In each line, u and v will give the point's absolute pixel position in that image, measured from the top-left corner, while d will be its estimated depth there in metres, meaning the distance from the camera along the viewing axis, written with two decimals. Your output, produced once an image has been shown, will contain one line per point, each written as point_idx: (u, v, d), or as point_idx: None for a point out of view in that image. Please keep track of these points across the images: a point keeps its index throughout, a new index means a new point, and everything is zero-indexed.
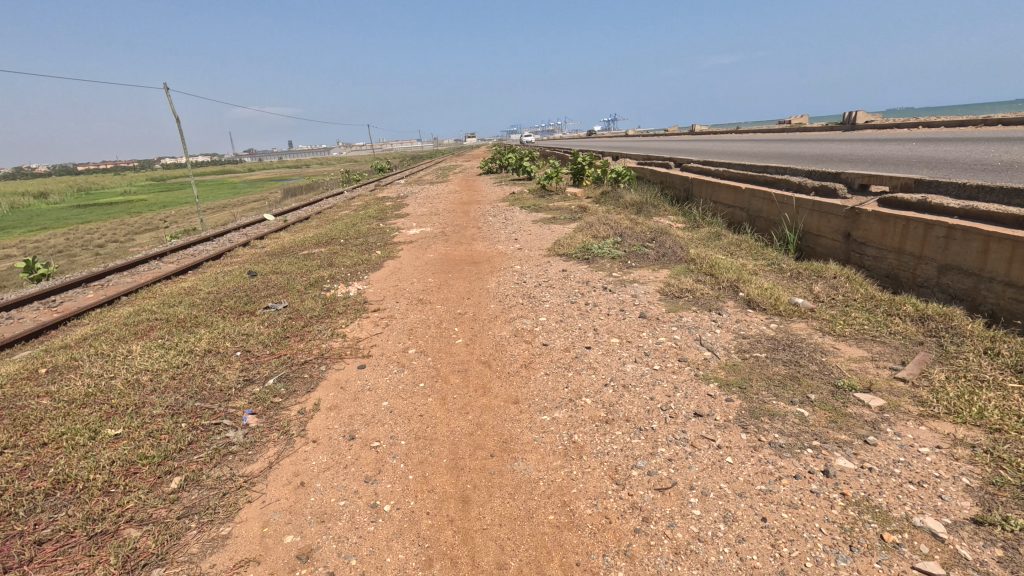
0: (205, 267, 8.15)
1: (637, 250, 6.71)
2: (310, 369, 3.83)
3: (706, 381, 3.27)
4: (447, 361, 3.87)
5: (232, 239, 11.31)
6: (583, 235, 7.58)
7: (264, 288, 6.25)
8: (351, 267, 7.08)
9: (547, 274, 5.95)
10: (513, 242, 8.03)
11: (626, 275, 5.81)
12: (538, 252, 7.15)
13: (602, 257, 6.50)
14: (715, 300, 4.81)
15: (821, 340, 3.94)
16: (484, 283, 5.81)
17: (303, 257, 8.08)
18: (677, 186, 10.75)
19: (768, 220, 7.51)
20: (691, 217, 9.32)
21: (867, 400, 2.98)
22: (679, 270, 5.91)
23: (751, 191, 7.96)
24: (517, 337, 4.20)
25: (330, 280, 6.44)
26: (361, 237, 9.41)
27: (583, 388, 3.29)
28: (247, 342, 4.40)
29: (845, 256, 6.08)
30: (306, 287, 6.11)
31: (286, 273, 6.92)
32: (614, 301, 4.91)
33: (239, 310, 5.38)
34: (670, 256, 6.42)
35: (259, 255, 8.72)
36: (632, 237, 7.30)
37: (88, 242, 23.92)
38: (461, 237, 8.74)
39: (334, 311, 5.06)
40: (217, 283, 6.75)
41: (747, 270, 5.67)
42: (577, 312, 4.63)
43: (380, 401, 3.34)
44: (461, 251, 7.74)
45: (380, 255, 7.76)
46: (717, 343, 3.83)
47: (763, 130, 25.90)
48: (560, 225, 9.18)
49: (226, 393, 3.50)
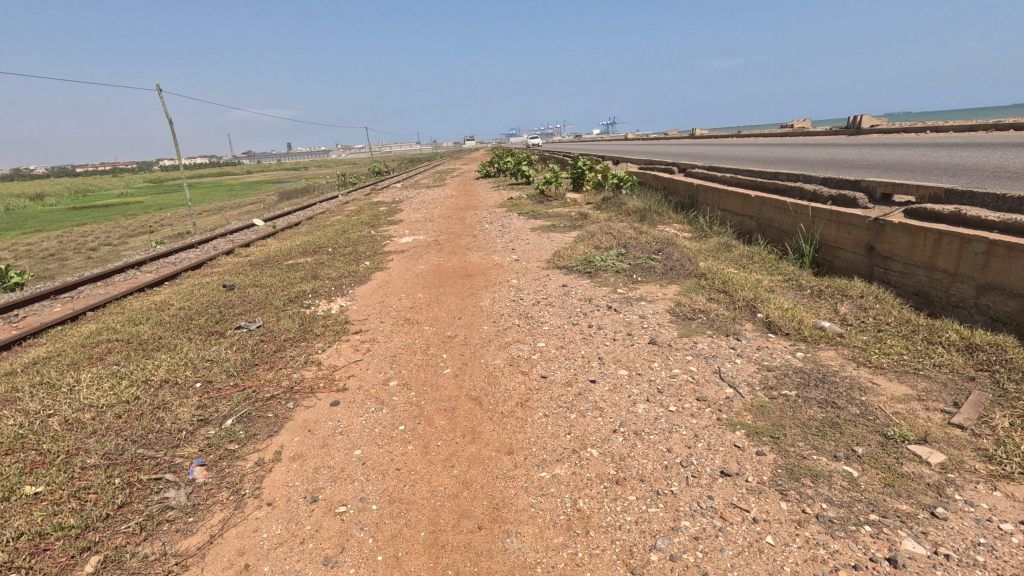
0: (183, 278, 7.68)
1: (643, 262, 6.25)
2: (276, 405, 3.36)
3: (731, 427, 2.81)
4: (431, 397, 3.40)
5: (217, 246, 10.84)
6: (584, 246, 7.13)
7: (240, 303, 5.79)
8: (336, 279, 6.62)
9: (546, 290, 5.49)
10: (510, 252, 7.57)
11: (632, 292, 5.35)
12: (537, 264, 6.69)
13: (605, 270, 6.04)
14: (731, 323, 4.35)
15: (855, 372, 3.48)
16: (478, 300, 5.35)
17: (287, 268, 7.61)
18: (681, 192, 10.31)
19: (781, 230, 7.07)
20: (696, 226, 8.89)
21: (925, 455, 2.51)
22: (689, 286, 5.46)
23: (761, 200, 7.53)
24: (512, 367, 3.73)
25: (313, 295, 5.97)
26: (350, 245, 8.95)
27: (588, 436, 2.82)
28: (210, 371, 3.94)
29: (867, 271, 5.62)
30: (285, 303, 5.64)
31: (267, 287, 6.46)
32: (620, 323, 4.45)
33: (208, 331, 4.91)
34: (679, 270, 5.97)
35: (242, 264, 8.26)
36: (637, 248, 6.85)
37: (77, 245, 23.41)
38: (455, 247, 8.27)
39: (312, 332, 4.60)
40: (191, 297, 6.27)
41: (764, 287, 5.22)
42: (580, 337, 4.17)
43: (351, 450, 2.87)
44: (454, 263, 7.27)
45: (368, 266, 7.28)
46: (739, 377, 3.37)
47: (765, 135, 25.49)
48: (560, 233, 8.72)
49: (175, 438, 3.03)
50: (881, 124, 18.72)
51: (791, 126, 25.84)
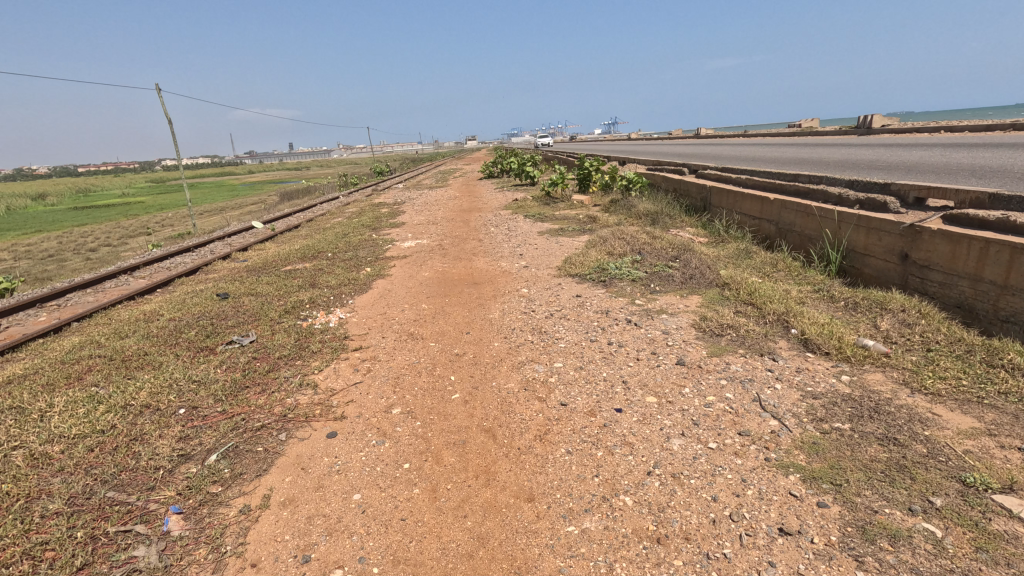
0: (176, 285, 7.34)
1: (661, 271, 5.90)
2: (266, 437, 3.02)
3: (784, 470, 2.46)
4: (440, 428, 3.05)
5: (214, 249, 10.52)
6: (596, 252, 6.77)
7: (233, 315, 5.44)
8: (336, 288, 6.28)
9: (560, 301, 5.13)
10: (518, 258, 7.22)
11: (652, 304, 5.00)
12: (547, 272, 6.34)
13: (621, 280, 5.69)
14: (764, 341, 4.00)
15: (911, 399, 3.12)
16: (487, 312, 5.00)
17: (285, 274, 7.27)
18: (693, 195, 9.95)
19: (804, 235, 6.70)
20: (711, 230, 8.53)
21: (1016, 508, 2.15)
22: (712, 298, 5.10)
23: (781, 204, 7.17)
24: (528, 392, 3.38)
25: (310, 306, 5.63)
26: (351, 250, 8.62)
27: (619, 480, 2.48)
28: (196, 394, 3.59)
29: (901, 281, 5.26)
30: (281, 314, 5.29)
31: (262, 295, 6.12)
32: (642, 340, 4.09)
33: (197, 346, 4.57)
34: (699, 280, 5.62)
35: (238, 271, 7.92)
36: (652, 254, 6.49)
37: (77, 246, 23.12)
38: (460, 252, 7.92)
39: (308, 349, 4.25)
40: (183, 307, 5.93)
41: (793, 298, 4.87)
42: (600, 356, 3.81)
43: (349, 494, 2.53)
44: (459, 269, 6.92)
45: (369, 273, 6.94)
46: (783, 407, 3.02)
47: (772, 135, 25.10)
48: (569, 237, 8.36)
49: (151, 479, 2.68)
50: (892, 124, 18.34)
51: (798, 126, 25.46)
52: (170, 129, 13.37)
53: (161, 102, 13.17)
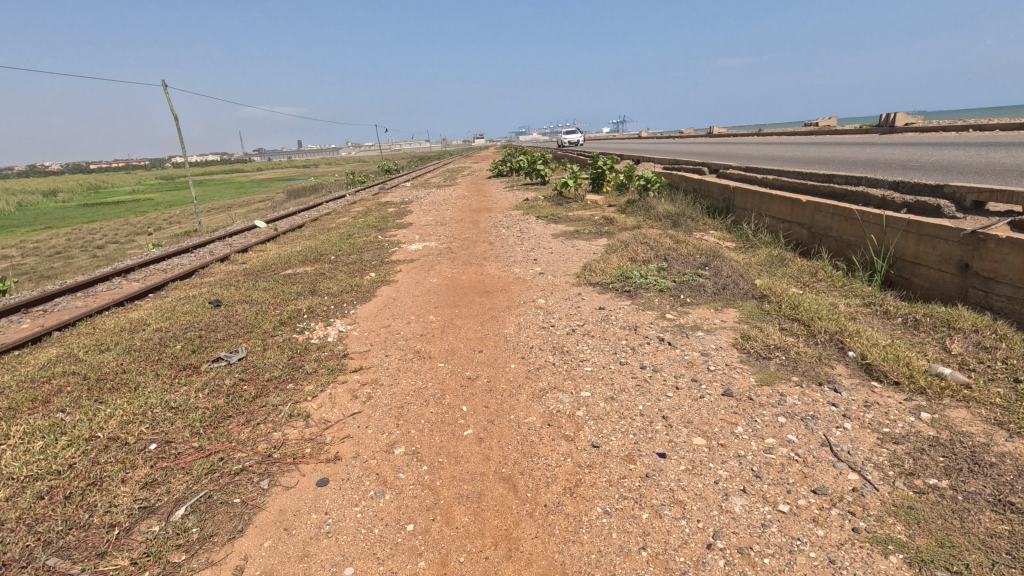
0: (169, 290, 6.91)
1: (690, 280, 5.40)
2: (244, 485, 2.56)
3: (880, 548, 1.97)
4: (450, 476, 2.58)
5: (213, 251, 10.10)
6: (618, 258, 6.29)
7: (223, 326, 4.99)
8: (338, 295, 5.84)
9: (581, 315, 4.64)
10: (532, 263, 6.75)
11: (684, 319, 4.51)
12: (565, 279, 5.86)
13: (647, 290, 5.19)
14: (820, 366, 3.50)
15: (1012, 445, 2.61)
16: (501, 326, 4.53)
17: (284, 279, 6.83)
18: (715, 196, 9.42)
19: (842, 241, 6.17)
20: (737, 234, 8.01)
21: None
22: (751, 313, 4.60)
23: (815, 207, 6.63)
24: (552, 429, 2.91)
25: (308, 315, 5.18)
26: (355, 252, 8.18)
27: (675, 557, 1.99)
28: (171, 425, 3.14)
29: (958, 293, 4.73)
30: (275, 326, 4.85)
31: (258, 303, 5.68)
32: (679, 363, 3.60)
33: (181, 363, 4.13)
34: (734, 291, 5.11)
35: (236, 274, 7.49)
36: (679, 261, 5.99)
37: (81, 244, 22.84)
38: (469, 256, 7.45)
39: (302, 370, 3.80)
40: (172, 316, 5.50)
41: (843, 313, 4.36)
42: (633, 384, 3.33)
43: (339, 567, 2.06)
44: (470, 275, 6.45)
45: (373, 278, 6.48)
46: (860, 455, 2.53)
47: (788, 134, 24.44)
48: (586, 241, 7.87)
49: (103, 541, 2.22)
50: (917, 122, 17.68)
51: (816, 125, 24.78)
52: (177, 126, 13.19)
53: (167, 99, 13.28)
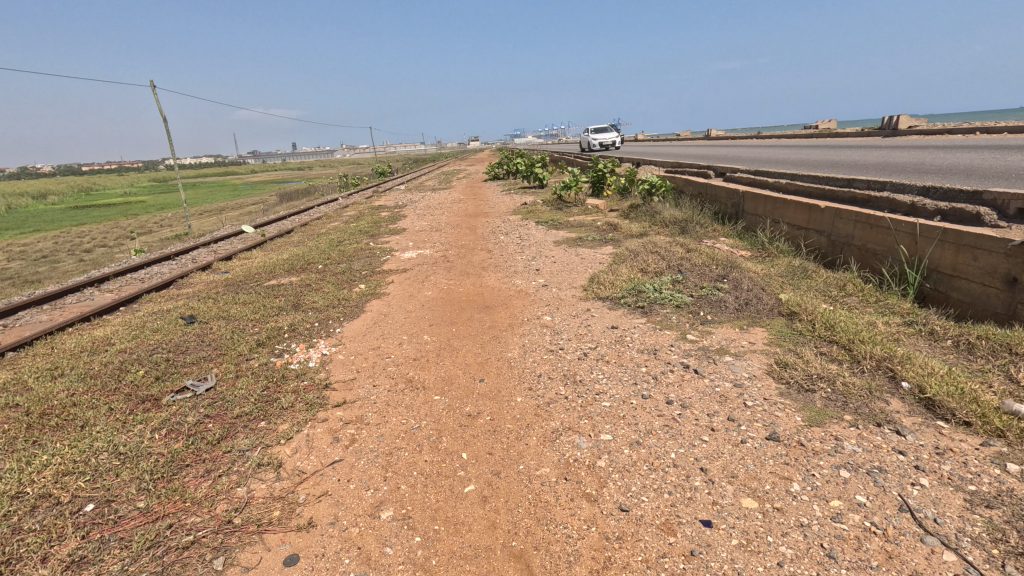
0: (141, 304, 6.40)
1: (709, 294, 4.95)
2: (193, 566, 2.07)
3: None
4: (448, 552, 2.09)
5: (195, 258, 9.56)
6: (627, 268, 5.83)
7: (195, 347, 4.50)
8: (323, 310, 5.35)
9: (593, 336, 4.18)
10: (534, 273, 6.29)
11: (707, 341, 4.04)
12: (571, 293, 5.40)
13: (662, 307, 4.73)
14: (873, 401, 3.03)
15: None
16: (504, 349, 4.05)
17: (266, 291, 6.34)
18: (723, 201, 8.98)
19: (868, 251, 5.72)
20: (750, 241, 7.56)
21: None
22: (780, 333, 4.14)
23: (837, 213, 6.19)
24: (570, 487, 2.43)
25: (290, 334, 4.69)
26: (345, 261, 7.70)
27: None
28: (117, 477, 2.64)
29: (1005, 311, 4.27)
30: (252, 347, 4.36)
31: (235, 320, 5.18)
32: (710, 397, 3.14)
33: (140, 393, 3.62)
34: (758, 307, 4.66)
35: (216, 285, 6.99)
36: (694, 273, 5.54)
37: (68, 247, 22.25)
38: (466, 265, 6.97)
39: (277, 404, 3.31)
40: (140, 334, 5.00)
41: (885, 335, 3.91)
42: (661, 426, 2.86)
43: None
44: (467, 287, 5.98)
45: (362, 291, 6.00)
46: (951, 525, 2.06)
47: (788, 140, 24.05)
48: (590, 249, 7.40)
49: None
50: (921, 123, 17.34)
51: (816, 128, 24.48)
52: (165, 126, 13.72)
53: (159, 101, 13.12)
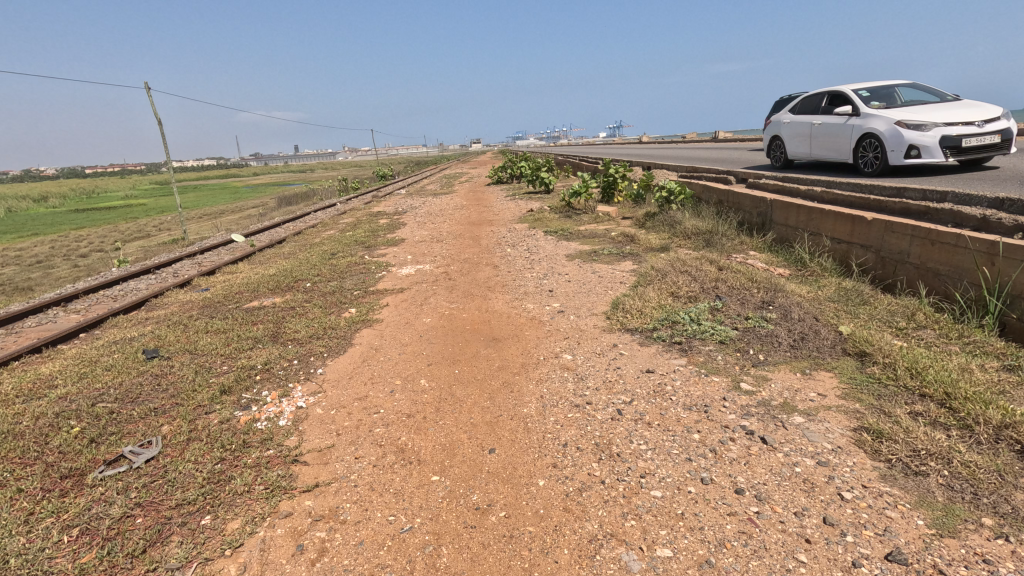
0: (103, 330, 5.67)
1: (756, 327, 4.21)
2: None
3: None
4: None
5: (178, 272, 8.86)
6: (655, 292, 5.08)
7: (148, 393, 3.78)
8: (305, 343, 4.62)
9: (626, 385, 3.44)
10: (547, 296, 5.56)
11: (768, 393, 3.31)
12: (593, 322, 4.67)
13: (703, 344, 3.99)
14: (1012, 492, 2.28)
15: None
16: (518, 403, 3.32)
17: (245, 315, 5.62)
18: (749, 211, 8.23)
19: (929, 272, 4.94)
20: (785, 257, 6.82)
21: None
22: (853, 380, 3.40)
23: (888, 226, 5.43)
24: None
25: (264, 376, 3.97)
26: (336, 278, 7.00)
27: None
28: None
29: None
30: (215, 395, 3.63)
31: (203, 355, 4.46)
32: (791, 484, 2.40)
33: (65, 464, 2.89)
34: (817, 345, 3.92)
35: (192, 307, 6.27)
36: (734, 298, 4.80)
37: (63, 252, 21.62)
38: (470, 285, 6.24)
39: (232, 487, 2.57)
40: (90, 372, 4.27)
41: (989, 386, 3.15)
42: (737, 534, 2.12)
43: None
44: (472, 312, 5.26)
45: (352, 317, 5.27)
46: None
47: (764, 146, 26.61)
48: (608, 266, 6.67)
49: None
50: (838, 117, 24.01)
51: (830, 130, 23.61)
52: (161, 129, 13.80)
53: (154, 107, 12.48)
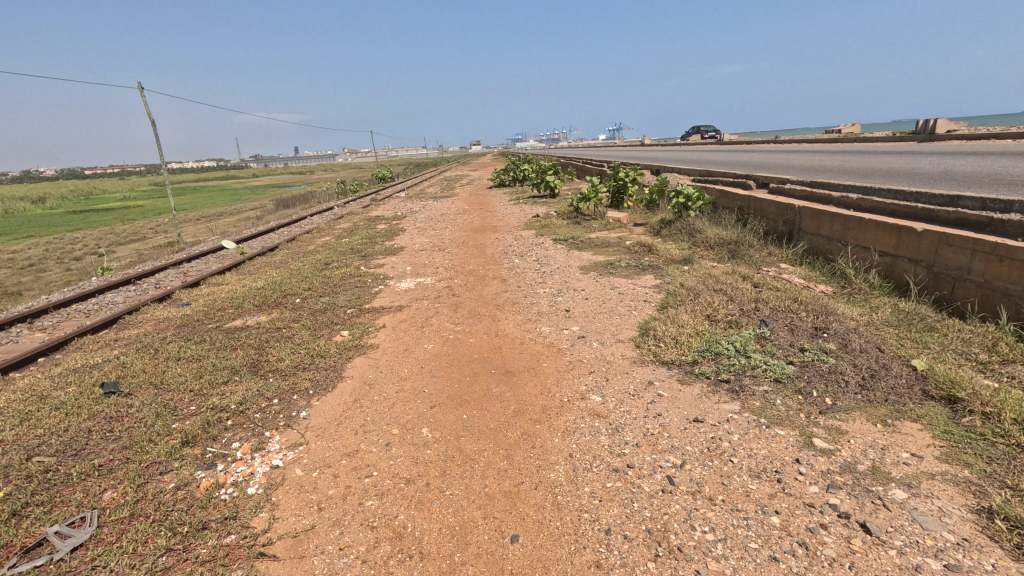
0: (65, 354, 5.05)
1: (815, 361, 3.59)
2: None
3: None
4: None
5: (161, 283, 8.26)
6: (689, 315, 4.47)
7: (96, 444, 3.15)
8: (287, 376, 4.00)
9: (673, 442, 2.83)
10: (563, 317, 4.94)
11: (849, 452, 2.69)
12: (621, 352, 4.05)
13: (757, 384, 3.38)
14: None
15: None
16: (542, 465, 2.70)
17: (224, 338, 4.99)
18: (776, 219, 7.60)
19: (996, 291, 4.32)
20: (825, 272, 6.22)
21: None
22: (950, 434, 2.78)
23: (943, 239, 4.82)
24: None
25: (236, 421, 3.35)
26: (329, 293, 6.38)
27: None
28: None
29: None
30: (174, 448, 3.01)
31: (169, 391, 3.83)
32: None
33: None
34: (892, 385, 3.30)
35: (169, 326, 5.65)
36: (779, 324, 4.19)
37: (55, 255, 20.97)
38: (477, 302, 5.63)
39: None
40: (34, 412, 3.64)
41: None
42: None
43: None
44: (479, 337, 4.65)
45: (344, 342, 4.65)
46: None
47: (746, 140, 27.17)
48: (627, 280, 6.05)
49: None
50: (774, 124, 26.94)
51: (838, 133, 23.05)
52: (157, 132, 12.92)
53: (145, 104, 11.84)
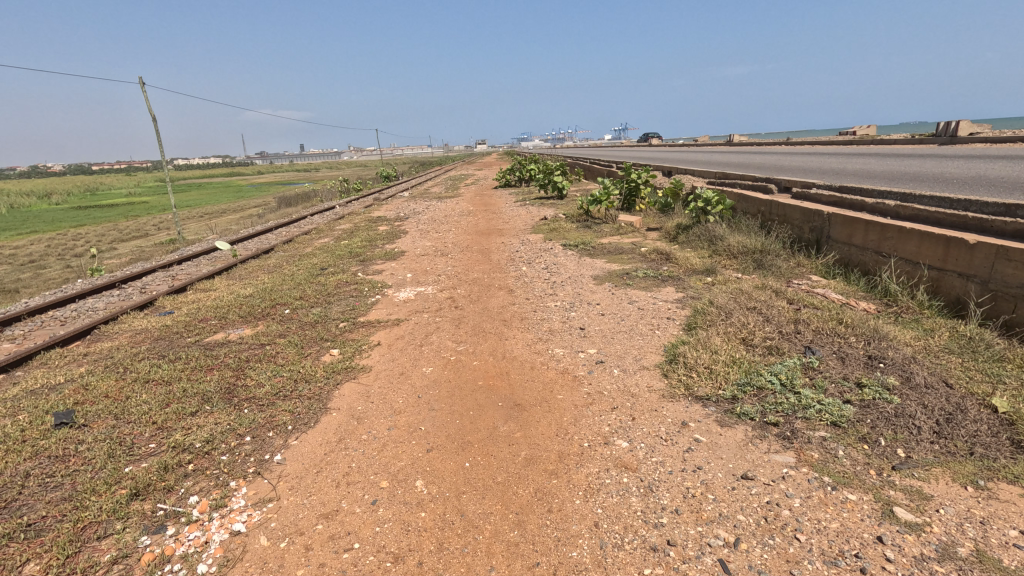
0: (26, 372, 4.55)
1: (877, 401, 3.07)
2: None
3: None
4: None
5: (147, 288, 7.78)
6: (722, 338, 3.94)
7: (31, 493, 2.66)
8: (265, 406, 3.50)
9: (721, 510, 2.31)
10: (578, 337, 4.42)
11: (943, 528, 2.16)
12: (647, 382, 3.54)
13: (812, 431, 2.85)
14: None
15: None
16: (562, 539, 2.18)
17: (201, 355, 4.49)
18: (802, 226, 7.06)
19: None
20: (862, 286, 5.69)
21: None
22: None
23: (1000, 252, 4.29)
24: None
25: (198, 466, 2.85)
26: (321, 303, 5.88)
27: None
28: None
29: None
30: (120, 503, 2.52)
31: (128, 423, 3.34)
32: None
33: None
34: (976, 433, 2.77)
35: (144, 339, 5.16)
36: (827, 352, 3.66)
37: (51, 252, 20.54)
38: (482, 317, 5.11)
39: None
40: None
41: None
42: None
43: None
44: (484, 359, 4.14)
45: (333, 363, 4.15)
46: None
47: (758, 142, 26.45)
48: (647, 293, 5.52)
49: None
50: None
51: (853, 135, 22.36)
52: (155, 129, 12.49)
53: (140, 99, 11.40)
